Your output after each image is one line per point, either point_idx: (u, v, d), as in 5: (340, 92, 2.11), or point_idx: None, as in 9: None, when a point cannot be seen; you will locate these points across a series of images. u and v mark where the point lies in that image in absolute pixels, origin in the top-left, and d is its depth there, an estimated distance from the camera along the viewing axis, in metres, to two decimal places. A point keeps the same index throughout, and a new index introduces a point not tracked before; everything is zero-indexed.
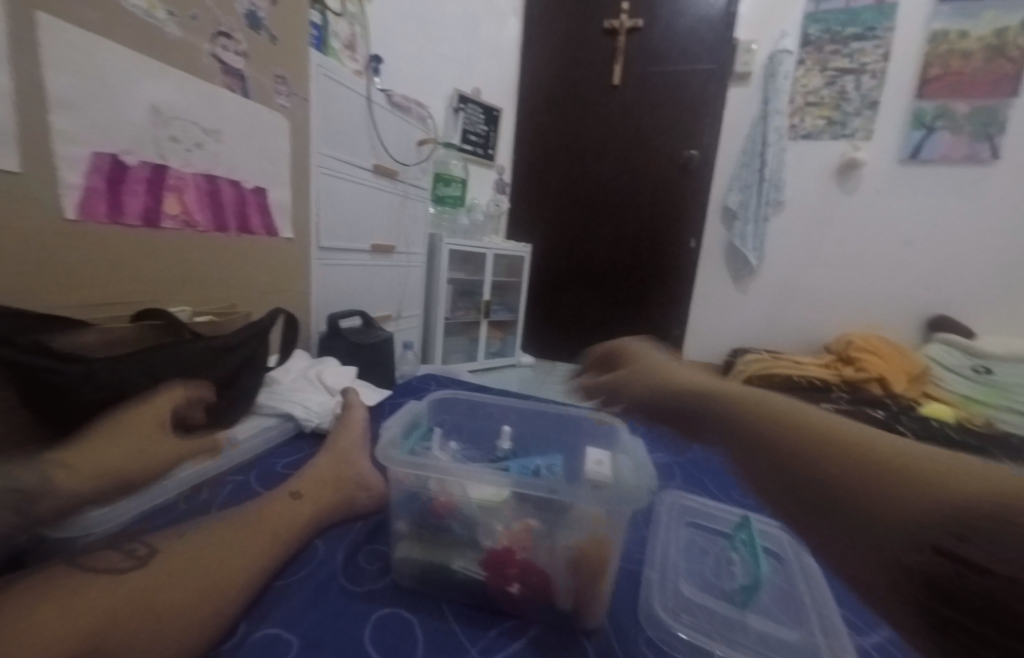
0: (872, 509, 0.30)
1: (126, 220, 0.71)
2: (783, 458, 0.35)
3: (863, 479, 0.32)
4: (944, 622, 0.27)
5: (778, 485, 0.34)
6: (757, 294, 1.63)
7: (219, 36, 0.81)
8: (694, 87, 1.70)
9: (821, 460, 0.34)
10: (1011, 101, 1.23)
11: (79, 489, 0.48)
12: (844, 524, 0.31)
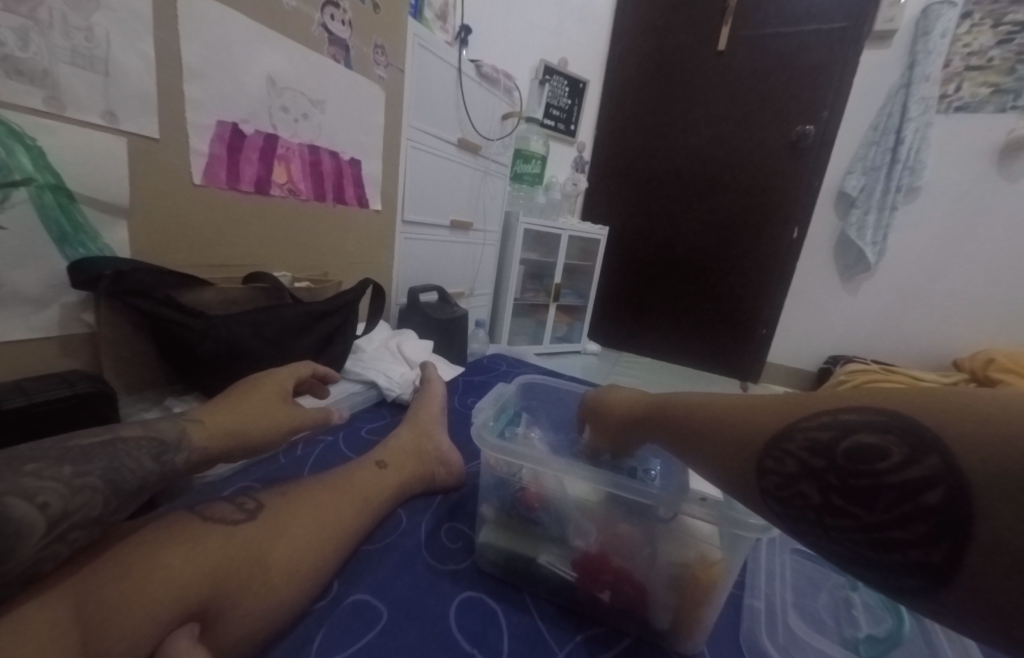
0: (741, 452, 0.33)
1: (242, 186, 0.75)
2: (682, 421, 0.39)
3: (732, 424, 0.34)
4: (811, 520, 0.29)
5: (683, 445, 0.38)
6: (873, 291, 1.59)
7: (327, 6, 0.82)
8: (817, 53, 1.50)
9: (705, 416, 0.37)
10: None
11: (207, 447, 0.46)
12: (733, 470, 0.33)
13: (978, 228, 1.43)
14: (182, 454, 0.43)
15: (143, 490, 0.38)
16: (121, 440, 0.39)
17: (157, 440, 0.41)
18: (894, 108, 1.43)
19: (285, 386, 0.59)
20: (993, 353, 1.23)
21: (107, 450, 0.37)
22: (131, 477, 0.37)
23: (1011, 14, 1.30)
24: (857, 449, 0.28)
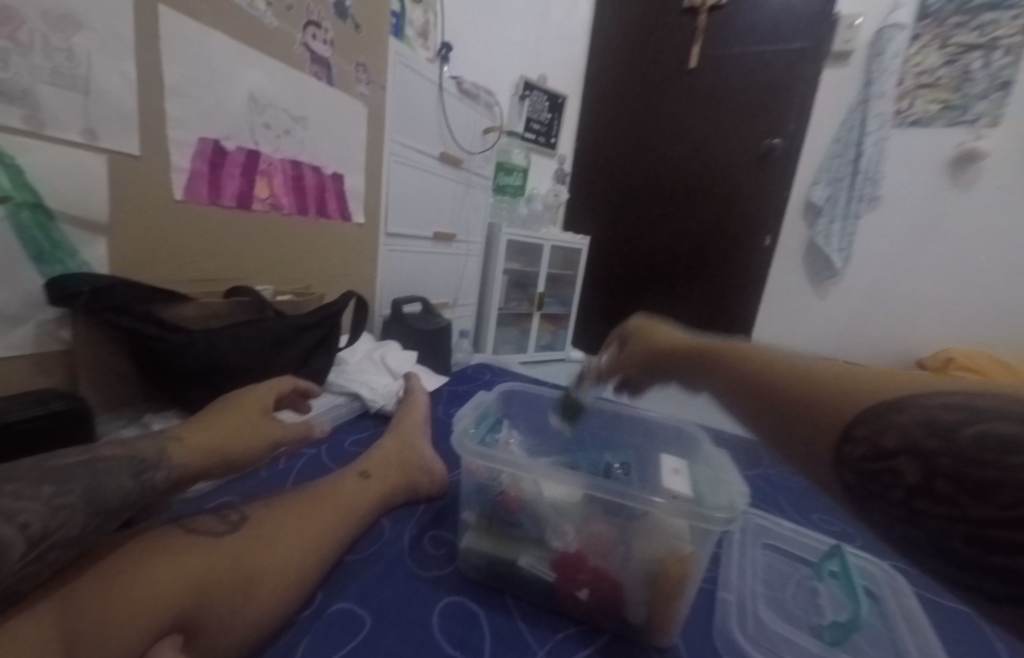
0: (833, 427, 0.33)
1: (224, 202, 0.75)
2: (762, 383, 0.38)
3: (826, 397, 0.34)
4: (886, 499, 0.31)
5: (760, 411, 0.38)
6: (842, 296, 1.65)
7: (309, 26, 0.84)
8: (782, 70, 1.58)
9: (792, 382, 0.37)
10: None
11: (187, 465, 0.46)
12: (814, 441, 0.34)
13: (937, 235, 1.50)
14: (162, 474, 0.43)
15: (123, 509, 0.38)
16: (101, 459, 0.39)
17: (136, 458, 0.42)
18: (854, 122, 1.50)
19: (263, 402, 0.58)
20: (951, 352, 1.32)
21: (88, 469, 0.38)
22: (112, 496, 0.37)
23: (956, 36, 1.37)
24: (981, 440, 0.28)
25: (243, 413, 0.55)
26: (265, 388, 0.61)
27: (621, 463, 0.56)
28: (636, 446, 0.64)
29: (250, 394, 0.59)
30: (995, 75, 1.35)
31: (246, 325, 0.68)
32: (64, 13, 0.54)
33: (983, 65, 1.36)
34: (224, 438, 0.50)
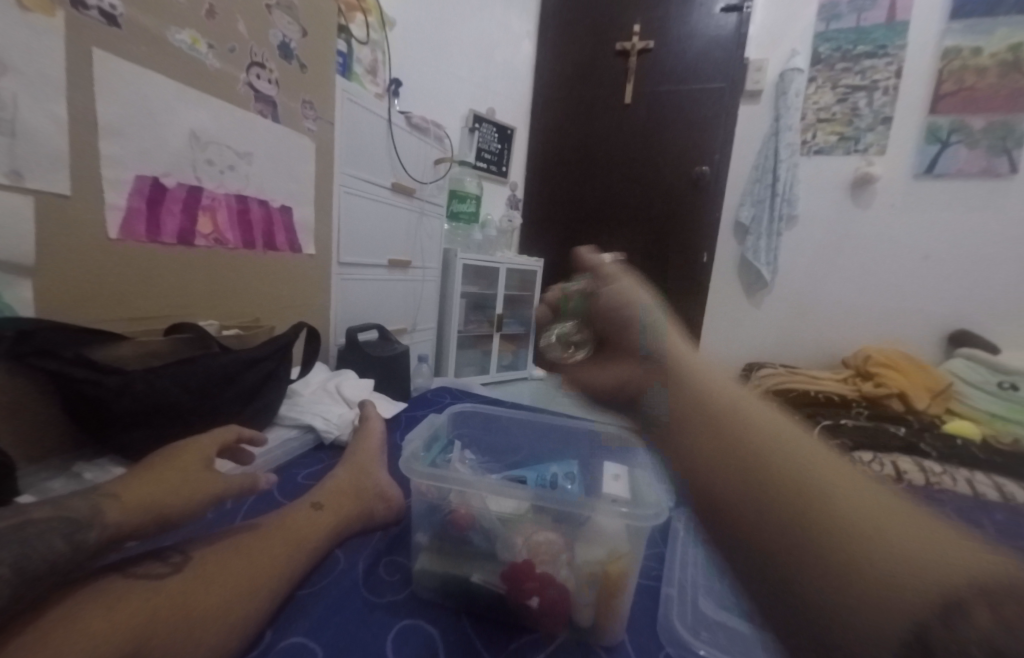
0: (881, 545, 0.22)
1: (163, 239, 0.75)
2: (759, 449, 0.27)
3: (866, 503, 0.24)
4: None
5: (749, 491, 0.25)
6: (774, 306, 1.79)
7: (253, 66, 0.86)
8: (705, 105, 1.73)
9: (812, 464, 0.26)
10: None
11: (121, 524, 0.44)
12: (837, 556, 0.22)
13: (848, 248, 1.67)
14: (95, 532, 0.42)
15: (55, 573, 0.37)
16: (32, 522, 0.38)
17: (69, 517, 0.41)
18: (769, 152, 1.66)
19: (208, 453, 0.55)
20: (869, 352, 1.53)
21: (17, 534, 0.37)
22: (42, 560, 0.36)
23: (844, 78, 1.58)
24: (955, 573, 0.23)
25: (185, 461, 0.52)
26: (212, 439, 0.58)
27: (565, 474, 0.59)
28: (584, 457, 0.68)
29: (194, 446, 0.55)
30: (878, 111, 1.57)
31: (189, 362, 0.67)
32: None
33: (868, 103, 1.57)
34: (160, 495, 0.48)
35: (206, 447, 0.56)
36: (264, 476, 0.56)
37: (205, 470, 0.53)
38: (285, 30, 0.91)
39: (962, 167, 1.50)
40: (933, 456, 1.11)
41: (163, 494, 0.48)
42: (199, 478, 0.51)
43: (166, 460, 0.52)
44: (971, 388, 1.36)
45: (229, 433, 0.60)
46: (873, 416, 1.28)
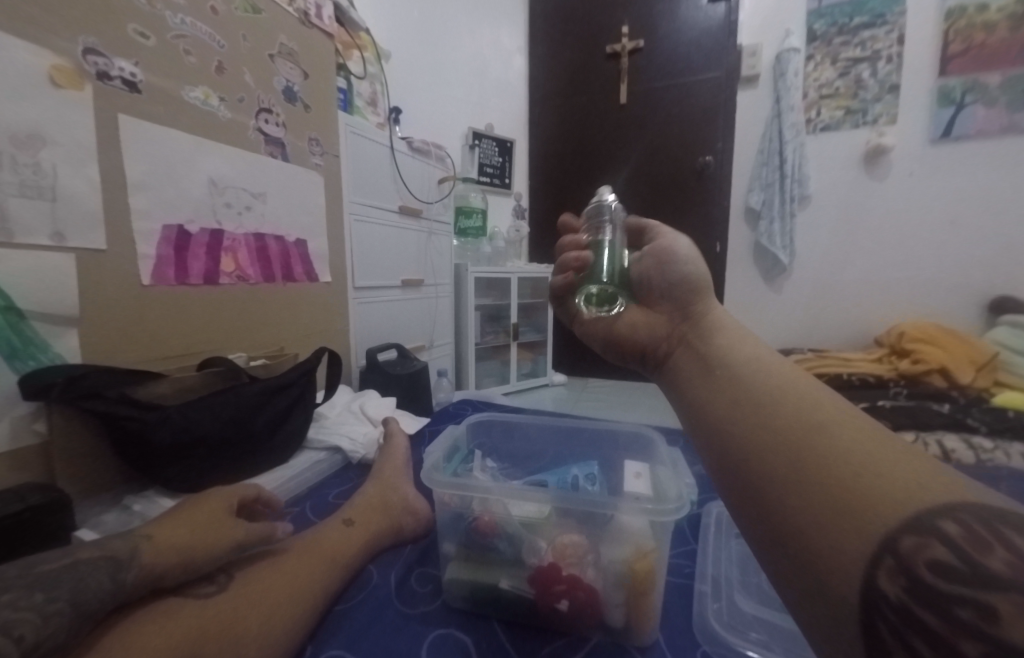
0: (858, 478, 0.26)
1: (191, 280, 0.80)
2: (771, 403, 0.32)
3: (856, 439, 0.28)
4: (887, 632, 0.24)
5: (754, 437, 0.31)
6: (794, 290, 1.75)
7: (261, 112, 0.91)
8: (704, 96, 1.72)
9: (818, 412, 0.30)
10: None
11: (154, 565, 0.44)
12: (816, 486, 0.26)
13: (867, 223, 1.63)
14: (134, 572, 0.42)
15: (105, 607, 0.39)
16: (81, 562, 0.41)
17: (111, 557, 0.43)
18: (773, 134, 1.64)
19: (230, 503, 0.54)
20: (903, 328, 1.48)
21: (68, 572, 0.39)
22: (98, 595, 0.39)
23: (844, 52, 1.56)
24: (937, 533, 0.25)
25: (210, 509, 0.52)
26: (229, 492, 0.56)
27: (587, 475, 0.60)
28: (604, 457, 0.69)
29: (211, 499, 0.54)
30: (884, 81, 1.53)
31: (221, 393, 0.71)
32: (31, 133, 0.59)
33: (872, 74, 1.54)
34: (189, 540, 0.47)
35: (224, 499, 0.54)
36: (280, 528, 0.56)
37: (230, 520, 0.52)
38: (288, 75, 0.97)
39: (980, 127, 1.44)
40: (983, 432, 1.04)
41: (190, 538, 0.47)
42: (221, 529, 0.50)
43: (189, 511, 0.51)
44: (1016, 355, 1.30)
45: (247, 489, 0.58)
46: (912, 394, 1.23)
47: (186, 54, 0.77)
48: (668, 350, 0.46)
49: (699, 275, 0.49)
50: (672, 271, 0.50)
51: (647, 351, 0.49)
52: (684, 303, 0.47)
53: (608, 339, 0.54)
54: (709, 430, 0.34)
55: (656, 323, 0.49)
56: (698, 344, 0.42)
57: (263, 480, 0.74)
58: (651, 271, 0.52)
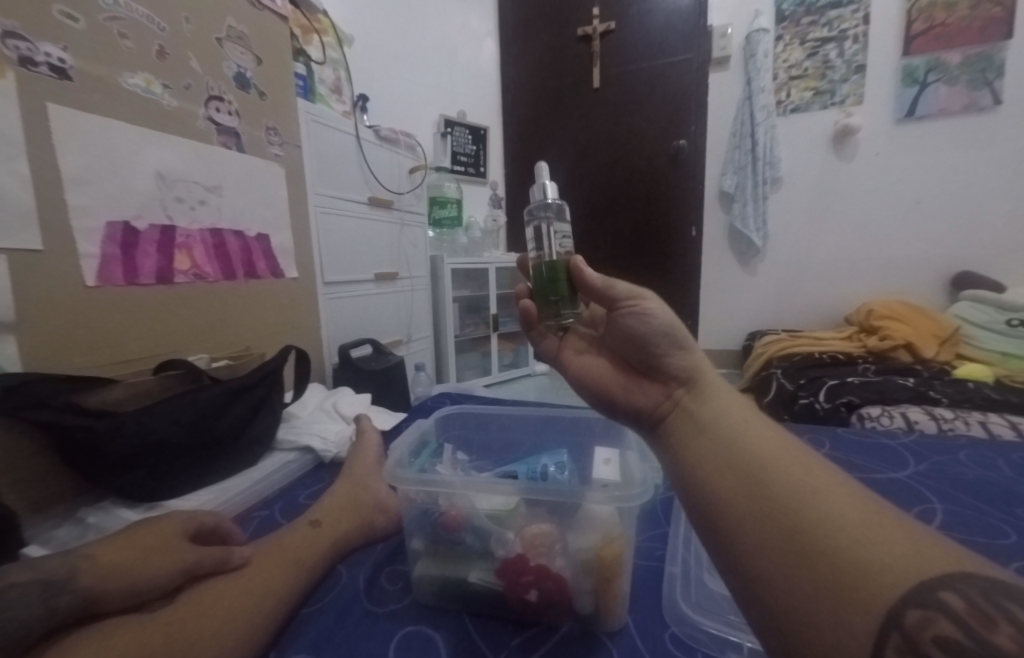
0: (856, 557, 0.27)
1: (142, 280, 0.76)
2: (764, 471, 0.32)
3: (852, 515, 0.29)
4: None
5: (753, 512, 0.31)
6: (768, 271, 1.78)
7: (211, 100, 0.87)
8: (675, 79, 1.72)
9: (808, 483, 0.31)
10: (1004, 44, 1.39)
11: (92, 587, 0.42)
12: (819, 565, 0.27)
13: (838, 202, 1.65)
14: (68, 596, 0.40)
15: (32, 638, 0.37)
16: (34, 589, 0.38)
17: (66, 582, 0.40)
18: (744, 117, 1.65)
19: (183, 527, 0.51)
20: (871, 306, 1.51)
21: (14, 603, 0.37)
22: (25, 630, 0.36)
23: (812, 32, 1.57)
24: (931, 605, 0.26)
25: (162, 531, 0.49)
26: (193, 515, 0.53)
27: (556, 463, 0.60)
28: (578, 445, 0.68)
29: (165, 521, 0.51)
30: (851, 61, 1.55)
31: (180, 397, 0.68)
32: None
33: (839, 54, 1.55)
34: (136, 562, 0.45)
35: (181, 521, 0.51)
36: (238, 550, 0.52)
37: (186, 544, 0.49)
38: (239, 61, 0.93)
39: (943, 106, 1.47)
40: (947, 403, 1.07)
41: (133, 561, 0.45)
42: (167, 554, 0.47)
43: (139, 534, 0.48)
44: (981, 329, 1.34)
45: (212, 519, 0.54)
46: (879, 370, 1.25)
47: (122, 39, 0.72)
48: (660, 419, 0.42)
49: (680, 337, 0.44)
50: (649, 338, 0.45)
51: (640, 415, 0.44)
52: (673, 367, 0.43)
53: (597, 390, 0.50)
54: (701, 495, 0.34)
55: (650, 387, 0.44)
56: (692, 408, 0.40)
57: (227, 485, 0.71)
58: (625, 334, 0.47)
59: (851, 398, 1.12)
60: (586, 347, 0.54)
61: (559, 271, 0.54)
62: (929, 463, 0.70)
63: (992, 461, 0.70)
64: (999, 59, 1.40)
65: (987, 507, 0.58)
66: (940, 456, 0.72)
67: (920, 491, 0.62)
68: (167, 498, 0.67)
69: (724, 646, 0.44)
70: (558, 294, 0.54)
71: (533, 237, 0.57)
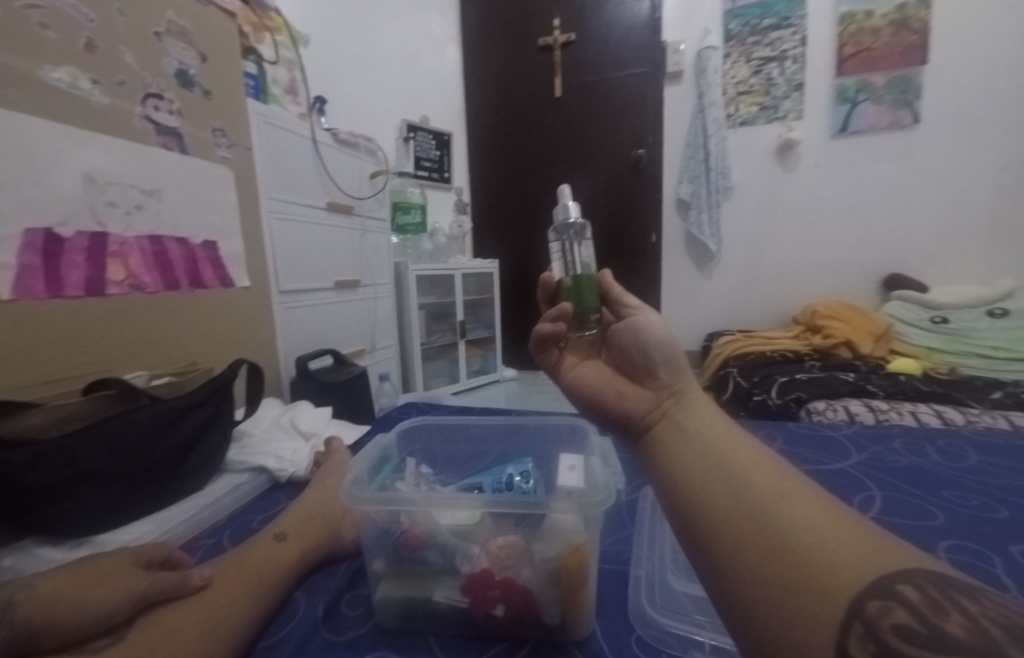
0: (824, 564, 0.26)
1: (68, 292, 0.69)
2: (741, 478, 0.32)
3: (823, 523, 0.28)
4: None
5: (726, 515, 0.31)
6: (723, 276, 1.84)
7: (149, 98, 0.81)
8: (630, 91, 1.76)
9: (784, 492, 0.31)
10: (922, 69, 1.51)
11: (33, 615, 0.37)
12: (787, 569, 0.27)
13: (784, 211, 1.73)
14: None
15: None
16: None
17: None
18: (697, 129, 1.71)
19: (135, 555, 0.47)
20: (815, 307, 1.58)
21: None
22: None
23: (756, 51, 1.64)
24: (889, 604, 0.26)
25: (112, 561, 0.45)
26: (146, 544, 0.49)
27: (521, 472, 0.58)
28: (544, 454, 0.67)
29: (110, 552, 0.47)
30: (791, 79, 1.63)
31: (112, 419, 0.62)
32: None
33: (781, 72, 1.63)
34: (86, 588, 0.41)
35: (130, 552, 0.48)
36: (197, 572, 0.48)
37: (139, 571, 0.45)
38: (180, 58, 0.87)
39: (871, 122, 1.58)
40: (881, 395, 1.14)
41: (81, 588, 0.41)
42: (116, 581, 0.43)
43: (86, 563, 0.44)
44: (907, 326, 1.43)
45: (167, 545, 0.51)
46: (824, 366, 1.31)
47: (42, 28, 0.66)
48: (649, 423, 0.42)
49: (677, 352, 0.46)
50: (650, 347, 0.47)
51: (629, 420, 0.44)
52: (666, 378, 0.44)
53: (591, 397, 0.50)
54: (680, 502, 0.34)
55: (641, 393, 0.45)
56: (677, 417, 0.40)
57: (168, 513, 0.66)
58: (627, 342, 0.49)
59: (799, 394, 1.17)
60: (584, 358, 0.55)
61: (588, 282, 0.55)
62: (868, 453, 0.73)
63: (932, 448, 0.74)
64: (917, 82, 1.52)
65: (918, 491, 0.61)
66: (878, 446, 0.76)
67: (862, 480, 0.65)
68: (100, 531, 0.61)
69: (686, 645, 0.44)
70: (584, 304, 0.55)
71: (558, 252, 0.57)
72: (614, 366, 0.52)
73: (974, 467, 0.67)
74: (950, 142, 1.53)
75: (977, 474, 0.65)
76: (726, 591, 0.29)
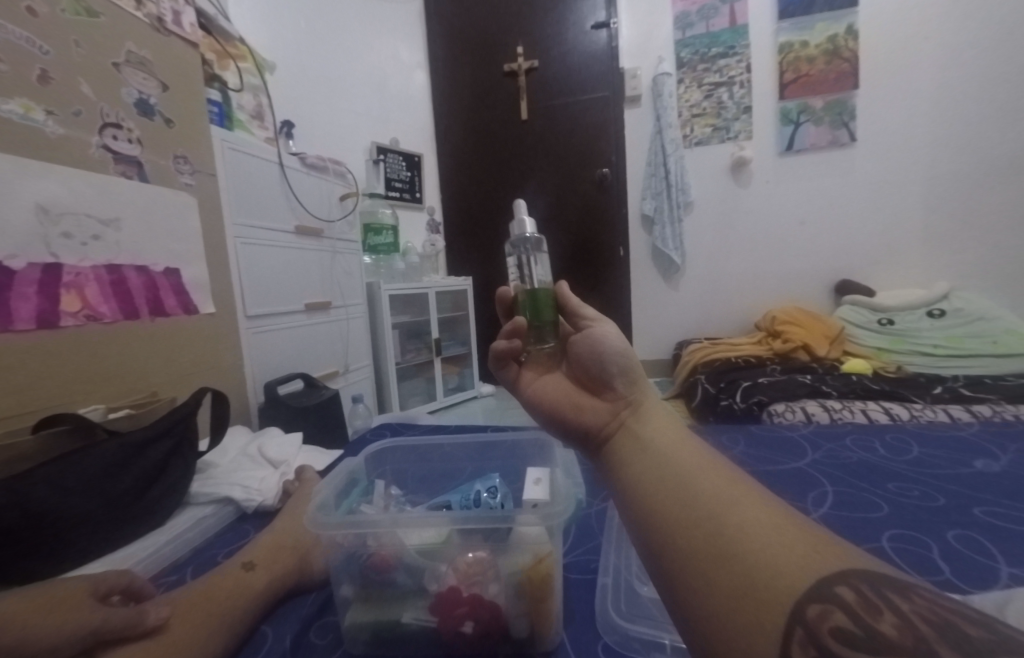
0: (769, 567, 0.27)
1: (18, 325, 0.67)
2: (694, 487, 0.34)
3: (769, 527, 0.30)
4: None
5: (679, 524, 0.32)
6: (688, 287, 1.90)
7: (107, 128, 0.81)
8: (592, 113, 1.83)
9: (733, 497, 0.32)
10: (853, 93, 1.63)
11: None
12: (734, 574, 0.28)
13: (740, 224, 1.81)
14: None
15: None
16: None
17: None
18: (656, 149, 1.79)
19: (88, 589, 0.45)
20: (773, 313, 1.65)
21: None
22: None
23: (707, 77, 1.74)
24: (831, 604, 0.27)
25: (65, 595, 0.43)
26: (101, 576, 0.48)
27: (488, 488, 0.58)
28: (513, 470, 0.68)
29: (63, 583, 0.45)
30: (740, 103, 1.72)
31: (64, 456, 0.61)
32: None
33: (730, 97, 1.73)
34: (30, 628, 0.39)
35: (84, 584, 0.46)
36: (154, 610, 0.46)
37: (91, 606, 0.43)
38: (141, 87, 0.87)
39: (813, 141, 1.68)
40: (834, 395, 1.18)
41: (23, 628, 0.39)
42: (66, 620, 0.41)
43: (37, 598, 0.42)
44: (859, 328, 1.51)
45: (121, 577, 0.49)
46: (784, 370, 1.36)
47: None
48: (608, 434, 0.44)
49: (632, 361, 0.48)
50: (607, 358, 0.49)
51: (589, 432, 0.46)
52: (622, 388, 0.46)
53: (551, 411, 0.51)
54: (639, 513, 0.35)
55: (599, 405, 0.47)
56: (633, 427, 0.42)
57: (125, 552, 0.63)
58: (585, 353, 0.52)
59: (761, 398, 1.22)
60: (543, 372, 0.56)
61: (544, 296, 0.57)
62: (822, 451, 0.77)
63: (881, 443, 0.78)
64: (851, 105, 1.64)
65: (866, 485, 0.64)
66: (831, 444, 0.79)
67: (816, 477, 0.68)
68: (50, 572, 0.58)
69: (648, 647, 0.45)
70: (541, 317, 0.57)
71: (516, 267, 0.60)
72: (574, 377, 0.54)
73: (919, 459, 0.71)
74: (887, 157, 1.64)
75: (922, 466, 0.69)
76: (683, 599, 0.30)
